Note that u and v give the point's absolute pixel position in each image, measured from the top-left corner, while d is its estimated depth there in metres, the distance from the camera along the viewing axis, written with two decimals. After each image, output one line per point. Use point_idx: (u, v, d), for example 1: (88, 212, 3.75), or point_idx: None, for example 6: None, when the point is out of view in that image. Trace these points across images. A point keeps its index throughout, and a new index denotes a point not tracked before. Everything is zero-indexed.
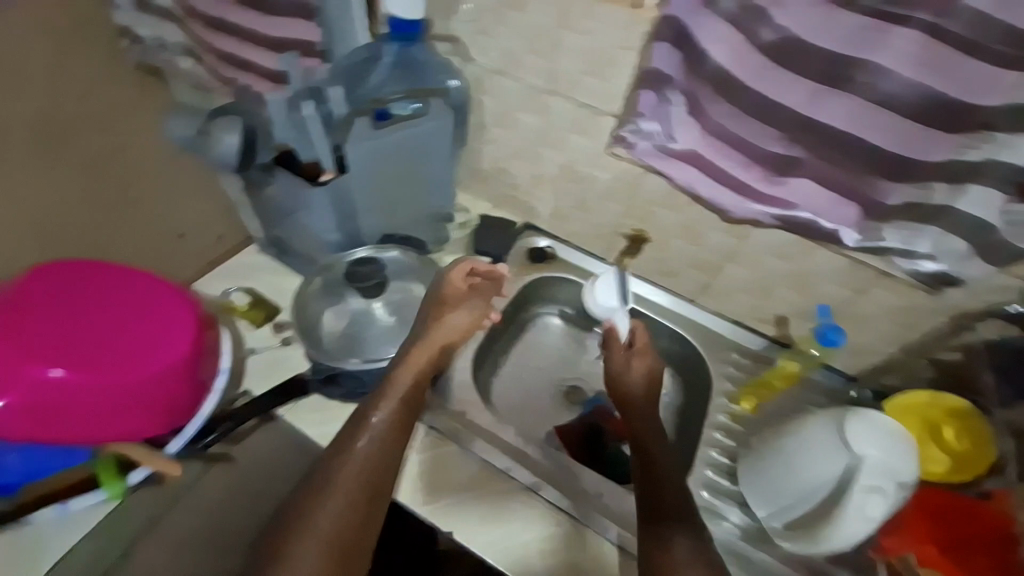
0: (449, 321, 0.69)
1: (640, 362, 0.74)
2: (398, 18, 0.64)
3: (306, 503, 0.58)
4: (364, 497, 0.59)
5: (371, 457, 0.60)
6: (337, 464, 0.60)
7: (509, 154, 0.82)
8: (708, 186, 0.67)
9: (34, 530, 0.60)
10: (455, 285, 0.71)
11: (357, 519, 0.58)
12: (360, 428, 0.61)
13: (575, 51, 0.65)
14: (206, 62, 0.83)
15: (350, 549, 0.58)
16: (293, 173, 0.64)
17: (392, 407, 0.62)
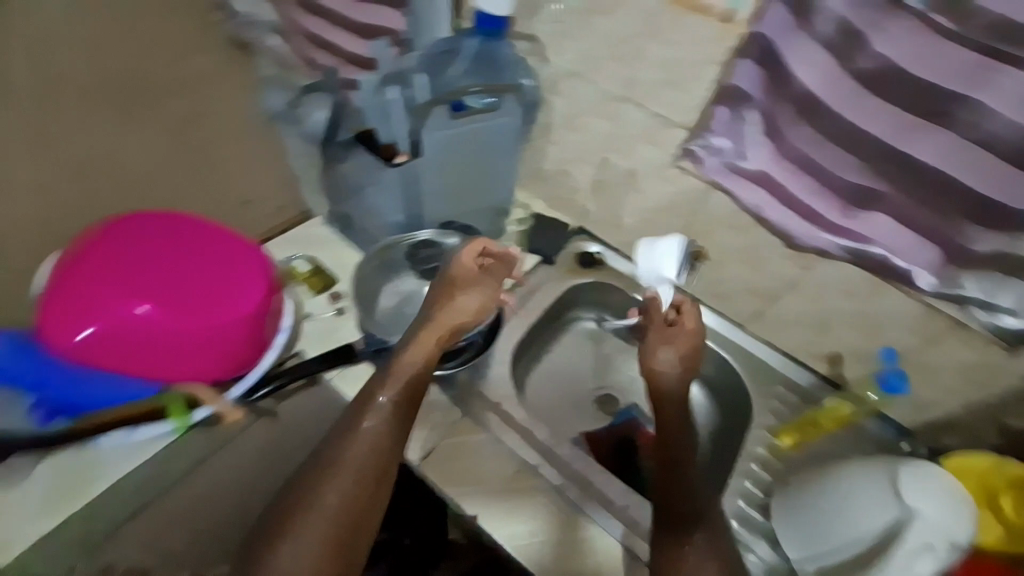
0: (457, 304, 0.69)
1: (678, 346, 0.69)
2: (485, 13, 0.67)
3: (316, 479, 0.60)
4: (369, 476, 0.60)
5: (378, 438, 0.62)
6: (344, 443, 0.61)
7: (572, 156, 0.82)
8: (777, 210, 0.66)
9: (93, 454, 0.60)
10: (466, 265, 0.71)
11: (361, 497, 0.60)
12: (365, 410, 0.62)
13: (655, 60, 0.65)
14: (298, 43, 0.89)
15: (359, 527, 0.59)
16: (370, 151, 0.68)
17: (398, 389, 0.63)
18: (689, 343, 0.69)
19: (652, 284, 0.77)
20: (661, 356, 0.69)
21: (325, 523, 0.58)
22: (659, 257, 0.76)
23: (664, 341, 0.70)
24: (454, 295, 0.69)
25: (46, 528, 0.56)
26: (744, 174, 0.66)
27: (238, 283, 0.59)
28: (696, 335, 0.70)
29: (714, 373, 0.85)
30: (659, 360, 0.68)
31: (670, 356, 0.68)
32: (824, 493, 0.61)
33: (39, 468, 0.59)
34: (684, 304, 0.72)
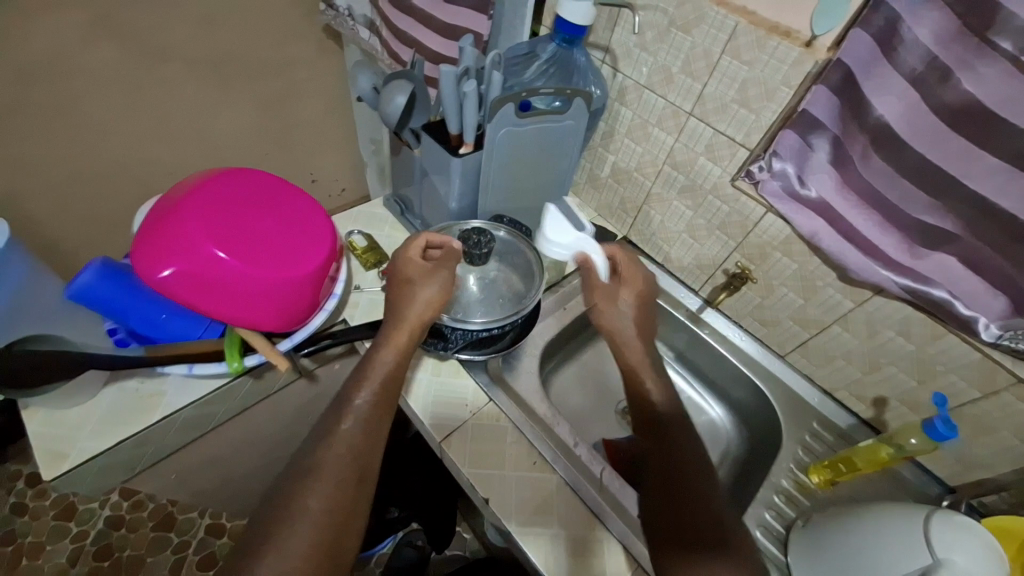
0: (415, 297, 0.66)
1: (631, 292, 0.72)
2: (567, 22, 0.68)
3: (291, 487, 0.52)
4: (352, 478, 0.53)
5: (359, 439, 0.56)
6: (319, 447, 0.55)
7: (631, 165, 0.85)
8: (833, 240, 0.64)
9: (156, 386, 0.63)
10: (410, 259, 0.69)
11: (346, 498, 0.52)
12: (343, 411, 0.58)
13: (728, 77, 0.66)
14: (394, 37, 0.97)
15: (345, 532, 0.51)
16: (437, 140, 0.71)
17: (374, 389, 0.60)
18: (640, 286, 0.72)
19: (575, 250, 0.71)
20: (622, 304, 0.71)
21: (308, 531, 0.48)
22: (556, 233, 0.70)
23: (614, 296, 0.71)
24: (408, 289, 0.67)
25: (99, 447, 0.58)
26: (804, 201, 0.66)
27: (311, 241, 0.61)
28: (638, 271, 0.73)
29: (746, 396, 0.85)
30: (614, 321, 0.70)
31: (630, 298, 0.71)
32: (862, 564, 0.54)
33: (103, 391, 0.62)
34: (618, 255, 0.74)
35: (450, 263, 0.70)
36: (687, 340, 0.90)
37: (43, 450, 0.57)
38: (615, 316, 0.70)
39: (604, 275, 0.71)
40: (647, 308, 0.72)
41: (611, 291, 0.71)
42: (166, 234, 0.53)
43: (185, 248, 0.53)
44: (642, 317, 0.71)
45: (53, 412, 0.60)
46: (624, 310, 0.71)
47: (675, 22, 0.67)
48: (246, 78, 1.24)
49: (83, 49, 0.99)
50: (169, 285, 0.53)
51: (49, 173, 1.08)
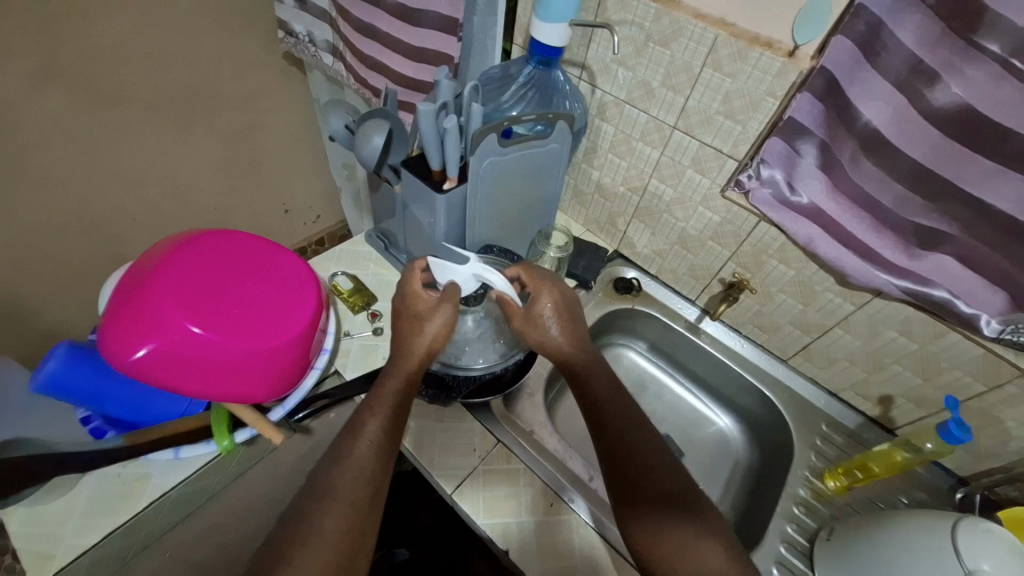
0: (424, 334, 0.62)
1: (555, 301, 0.66)
2: (544, 44, 0.66)
3: (301, 511, 0.49)
4: (365, 498, 0.51)
5: (373, 461, 0.53)
6: (332, 470, 0.52)
7: (617, 180, 0.83)
8: (829, 245, 0.64)
9: (140, 468, 0.59)
10: (418, 294, 0.64)
11: (358, 523, 0.50)
12: (353, 432, 0.55)
13: (710, 89, 0.64)
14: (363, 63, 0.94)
15: (357, 553, 0.49)
16: (420, 176, 0.67)
17: (388, 409, 0.57)
18: (555, 296, 0.67)
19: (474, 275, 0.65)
20: (546, 314, 0.66)
21: (320, 554, 0.46)
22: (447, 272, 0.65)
23: (534, 316, 0.66)
24: (417, 325, 0.63)
25: (87, 542, 0.54)
26: (796, 208, 0.65)
27: (293, 302, 0.57)
28: (547, 281, 0.67)
29: (753, 402, 0.85)
30: (552, 340, 0.65)
31: (548, 305, 0.66)
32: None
33: (84, 480, 0.58)
34: (522, 275, 0.69)
35: (452, 301, 0.63)
36: (687, 351, 0.89)
37: (28, 550, 0.53)
38: (544, 329, 0.66)
39: (519, 299, 0.67)
40: (571, 311, 0.67)
41: (530, 310, 0.66)
42: (136, 313, 0.49)
43: (157, 326, 0.49)
44: (573, 322, 0.67)
45: (36, 506, 0.55)
46: (548, 322, 0.66)
47: (652, 37, 0.66)
48: (202, 112, 1.19)
49: (27, 95, 0.93)
50: (144, 367, 0.49)
51: (3, 233, 1.02)
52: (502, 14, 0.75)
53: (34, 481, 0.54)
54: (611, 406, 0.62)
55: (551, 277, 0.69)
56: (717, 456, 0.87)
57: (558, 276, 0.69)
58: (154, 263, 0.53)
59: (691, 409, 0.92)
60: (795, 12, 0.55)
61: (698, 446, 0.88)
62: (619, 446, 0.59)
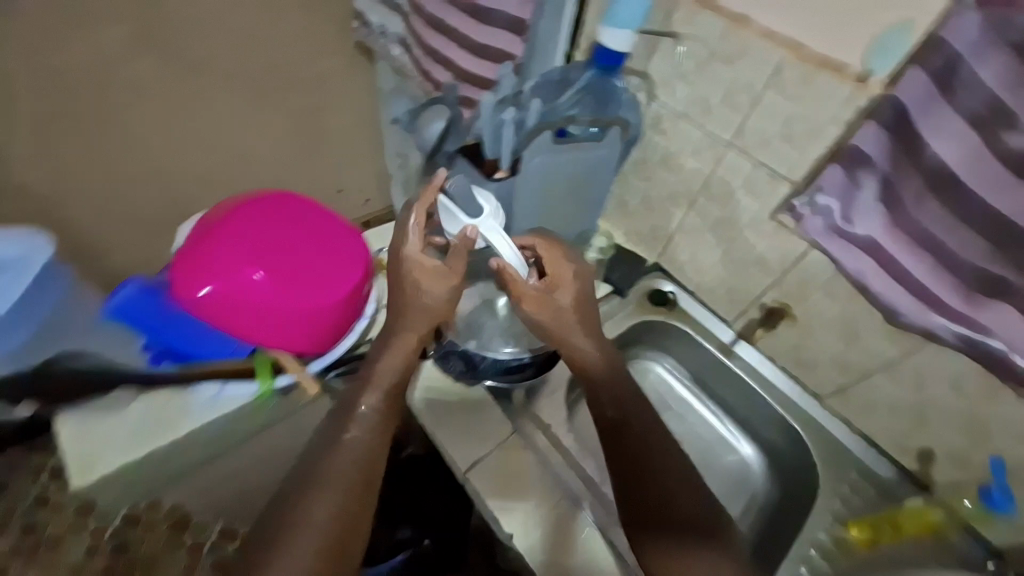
0: (422, 307, 0.59)
1: (573, 293, 0.61)
2: (606, 48, 0.65)
3: (297, 494, 0.52)
4: (358, 488, 0.53)
5: (364, 448, 0.55)
6: (325, 455, 0.54)
7: (663, 195, 0.83)
8: (881, 281, 0.63)
9: (185, 400, 0.63)
10: (419, 254, 0.59)
11: (351, 509, 0.52)
12: (347, 419, 0.56)
13: (772, 113, 0.64)
14: (428, 54, 0.98)
15: (353, 536, 0.52)
16: (472, 164, 0.69)
17: (384, 392, 0.58)
18: (575, 288, 0.62)
19: (486, 231, 0.60)
20: (565, 305, 0.61)
21: (313, 539, 0.50)
22: (456, 223, 0.61)
23: (552, 305, 0.60)
24: (415, 296, 0.59)
25: (126, 460, 0.59)
26: (850, 239, 0.63)
27: (343, 268, 0.60)
28: (570, 269, 0.62)
29: (779, 437, 0.83)
30: (577, 347, 0.61)
31: (569, 300, 0.61)
32: None
33: (137, 400, 0.63)
34: (538, 246, 0.63)
35: (461, 261, 0.59)
36: (717, 374, 0.87)
37: (71, 456, 0.58)
38: (561, 322, 0.61)
39: (523, 271, 0.59)
40: (590, 306, 0.62)
41: (548, 297, 0.60)
42: (205, 252, 0.55)
43: (222, 272, 0.54)
44: (586, 319, 0.62)
45: (91, 415, 0.61)
46: (566, 317, 0.61)
47: (717, 53, 0.65)
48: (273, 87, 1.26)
49: (123, 59, 1.07)
50: (205, 306, 0.55)
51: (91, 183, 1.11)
52: (566, 22, 0.77)
53: (98, 390, 0.61)
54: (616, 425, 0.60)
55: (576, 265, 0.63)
56: (737, 488, 0.84)
57: (585, 268, 0.64)
58: (226, 213, 0.58)
59: (714, 436, 0.89)
60: (872, 38, 0.54)
61: (718, 474, 0.85)
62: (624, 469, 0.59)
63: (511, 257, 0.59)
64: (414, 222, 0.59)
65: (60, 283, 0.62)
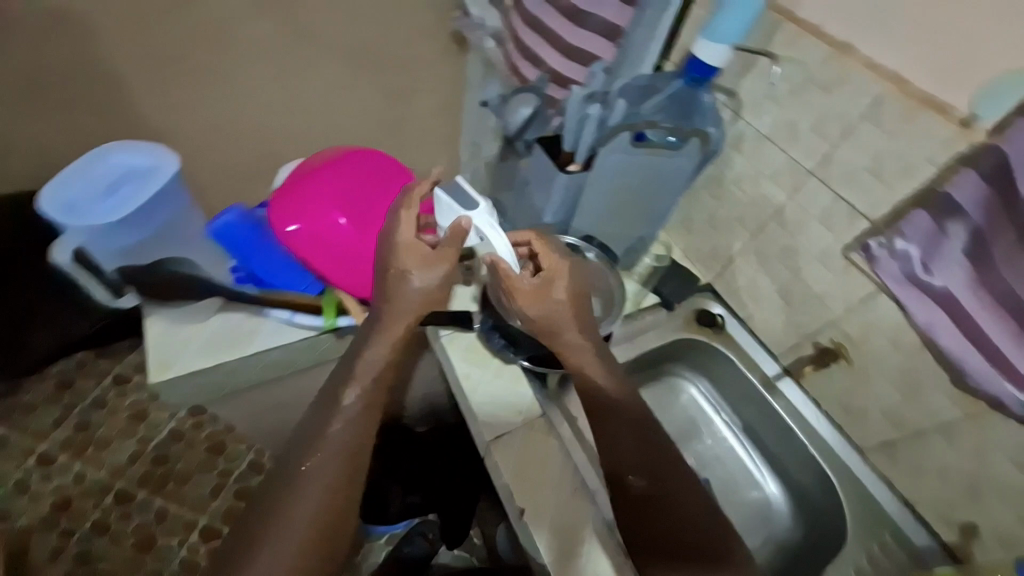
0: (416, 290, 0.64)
1: (566, 285, 0.65)
2: (699, 60, 0.67)
3: (286, 483, 0.59)
4: (345, 472, 0.60)
5: (350, 438, 0.62)
6: (313, 443, 0.61)
7: (731, 215, 0.82)
8: (954, 339, 0.59)
9: (253, 323, 0.74)
10: (410, 241, 0.64)
11: (340, 491, 0.59)
12: (334, 411, 0.63)
13: (863, 146, 0.63)
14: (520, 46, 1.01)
15: (344, 515, 0.59)
16: (549, 154, 0.72)
17: (364, 388, 0.64)
18: (569, 280, 0.65)
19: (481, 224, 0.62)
20: (558, 298, 0.64)
21: (309, 516, 0.57)
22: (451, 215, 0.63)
23: (545, 296, 0.63)
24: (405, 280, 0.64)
25: (198, 365, 0.69)
26: (926, 289, 0.60)
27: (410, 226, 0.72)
28: (564, 263, 0.65)
29: (810, 482, 0.80)
30: (568, 340, 0.65)
31: (561, 294, 0.64)
32: None
33: (213, 316, 0.73)
34: (533, 243, 0.66)
35: (450, 250, 0.63)
36: (754, 406, 0.85)
37: (152, 353, 0.68)
38: (553, 312, 0.64)
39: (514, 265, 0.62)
40: (582, 300, 0.66)
41: (542, 289, 0.64)
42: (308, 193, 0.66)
43: (316, 210, 0.66)
44: (578, 313, 0.65)
45: (175, 323, 0.72)
46: (560, 310, 0.64)
47: (814, 79, 0.65)
48: None
49: None
50: (295, 237, 0.66)
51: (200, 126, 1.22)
52: (661, 39, 0.81)
53: (191, 297, 0.70)
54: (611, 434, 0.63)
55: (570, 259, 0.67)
56: (756, 524, 0.82)
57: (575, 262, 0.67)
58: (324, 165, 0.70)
59: (740, 468, 0.87)
60: (983, 80, 0.53)
61: (739, 506, 0.84)
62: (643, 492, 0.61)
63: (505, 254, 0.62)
64: (408, 210, 0.64)
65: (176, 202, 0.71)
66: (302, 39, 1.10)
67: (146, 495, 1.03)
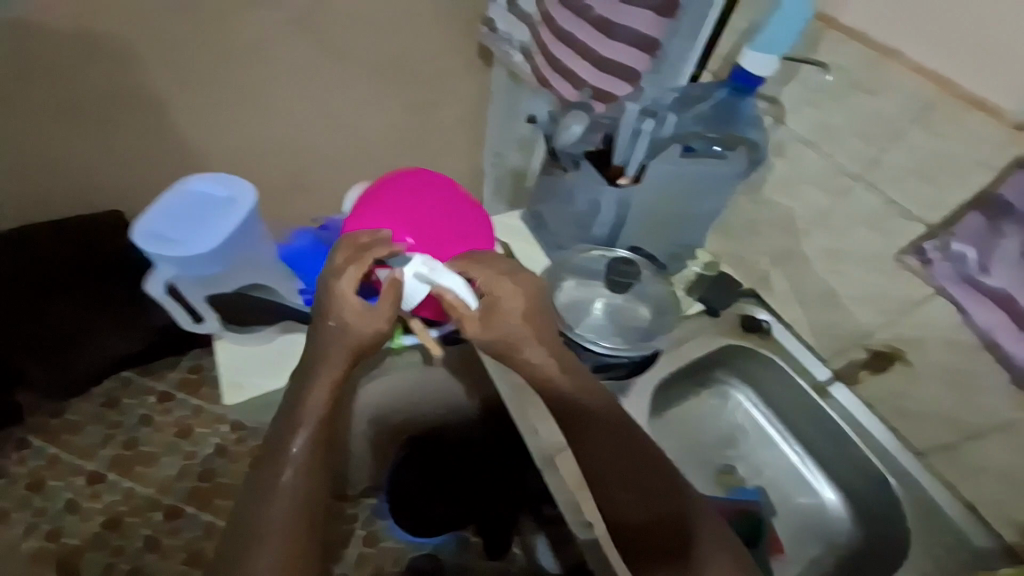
0: (355, 337, 0.63)
1: (518, 305, 0.64)
2: (744, 71, 0.68)
3: (240, 551, 0.56)
4: (302, 524, 0.58)
5: (301, 489, 0.59)
6: (265, 502, 0.59)
7: (772, 222, 0.81)
8: (1014, 339, 0.62)
9: None
10: (348, 295, 0.62)
11: (300, 544, 0.57)
12: (281, 462, 0.60)
13: (913, 148, 0.63)
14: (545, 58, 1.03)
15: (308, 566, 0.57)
16: (597, 167, 0.74)
17: (312, 432, 0.62)
18: (520, 296, 0.65)
19: (418, 272, 0.62)
20: (506, 319, 0.64)
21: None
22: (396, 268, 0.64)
23: (501, 316, 0.64)
24: (346, 328, 0.63)
25: (268, 386, 0.69)
26: (982, 289, 0.63)
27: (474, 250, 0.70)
28: (509, 283, 0.65)
29: (866, 486, 0.79)
30: (530, 356, 0.65)
31: (515, 312, 0.64)
32: None
33: (277, 338, 0.73)
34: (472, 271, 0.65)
35: (391, 300, 0.63)
36: (804, 411, 0.84)
37: (224, 375, 0.68)
38: (505, 335, 0.64)
39: (466, 297, 0.63)
40: (536, 313, 0.66)
41: (489, 313, 0.64)
42: (374, 213, 0.67)
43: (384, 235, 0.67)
44: (536, 326, 0.65)
45: (241, 345, 0.72)
46: (512, 328, 0.64)
47: (859, 84, 0.65)
48: None
49: None
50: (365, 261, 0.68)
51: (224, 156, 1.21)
52: (702, 40, 0.76)
53: (266, 321, 0.73)
54: (599, 455, 0.62)
55: (510, 276, 0.66)
56: (812, 533, 0.81)
57: (521, 278, 0.66)
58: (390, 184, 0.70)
59: (795, 477, 0.85)
60: None
61: (794, 514, 0.82)
62: (647, 517, 0.58)
63: (456, 292, 0.62)
64: (344, 264, 0.62)
65: (254, 232, 0.68)
66: (336, 59, 1.15)
67: (193, 510, 1.27)
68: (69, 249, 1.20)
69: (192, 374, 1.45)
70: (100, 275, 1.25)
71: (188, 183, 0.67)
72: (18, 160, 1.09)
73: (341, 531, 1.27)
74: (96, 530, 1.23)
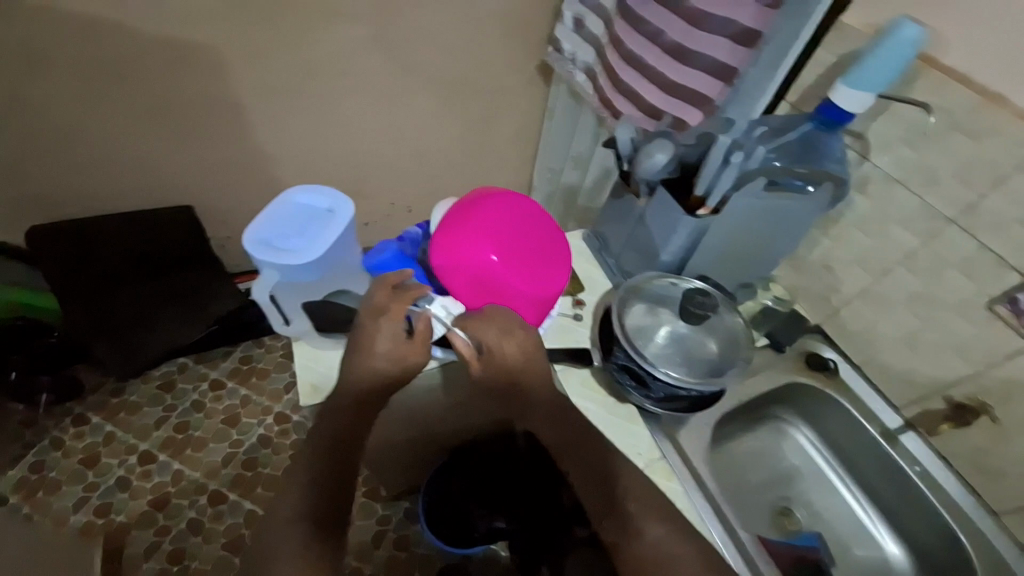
0: (377, 371, 0.64)
1: (518, 348, 0.65)
2: (836, 106, 0.66)
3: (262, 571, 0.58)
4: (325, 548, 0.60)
5: (324, 514, 0.62)
6: (289, 529, 0.60)
7: (850, 259, 0.79)
8: None
9: None
10: (382, 328, 0.64)
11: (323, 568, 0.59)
12: (308, 490, 0.62)
13: (1017, 195, 0.60)
14: None
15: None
16: (675, 197, 0.73)
17: (326, 466, 0.64)
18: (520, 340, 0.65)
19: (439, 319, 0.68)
20: (507, 359, 0.65)
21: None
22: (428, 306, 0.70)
23: (504, 359, 0.65)
24: (370, 359, 0.64)
25: None
26: None
27: (554, 270, 0.72)
28: (512, 327, 0.66)
29: (938, 543, 0.76)
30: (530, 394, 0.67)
31: (513, 355, 0.65)
32: None
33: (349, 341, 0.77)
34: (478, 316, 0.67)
35: (422, 340, 0.65)
36: (870, 456, 0.82)
37: (302, 377, 0.72)
38: (507, 375, 0.66)
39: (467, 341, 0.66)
40: (536, 356, 0.66)
41: (496, 356, 0.65)
42: (458, 229, 0.69)
43: (471, 252, 0.67)
44: (535, 368, 0.66)
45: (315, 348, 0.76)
46: (510, 366, 0.65)
47: (960, 126, 0.62)
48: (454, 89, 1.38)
49: None
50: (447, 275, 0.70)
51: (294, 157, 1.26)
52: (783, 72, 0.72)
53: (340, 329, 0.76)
54: (582, 476, 0.63)
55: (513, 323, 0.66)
56: None
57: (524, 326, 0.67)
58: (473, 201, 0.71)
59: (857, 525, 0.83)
60: None
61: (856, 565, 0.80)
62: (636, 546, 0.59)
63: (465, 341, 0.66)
64: (379, 302, 0.65)
65: (348, 242, 0.71)
66: (402, 73, 1.15)
67: (236, 497, 1.31)
68: (143, 240, 1.27)
69: (243, 365, 1.51)
70: (170, 265, 1.32)
71: (293, 195, 0.70)
72: (110, 155, 1.15)
73: (375, 532, 1.29)
74: (143, 510, 1.28)
